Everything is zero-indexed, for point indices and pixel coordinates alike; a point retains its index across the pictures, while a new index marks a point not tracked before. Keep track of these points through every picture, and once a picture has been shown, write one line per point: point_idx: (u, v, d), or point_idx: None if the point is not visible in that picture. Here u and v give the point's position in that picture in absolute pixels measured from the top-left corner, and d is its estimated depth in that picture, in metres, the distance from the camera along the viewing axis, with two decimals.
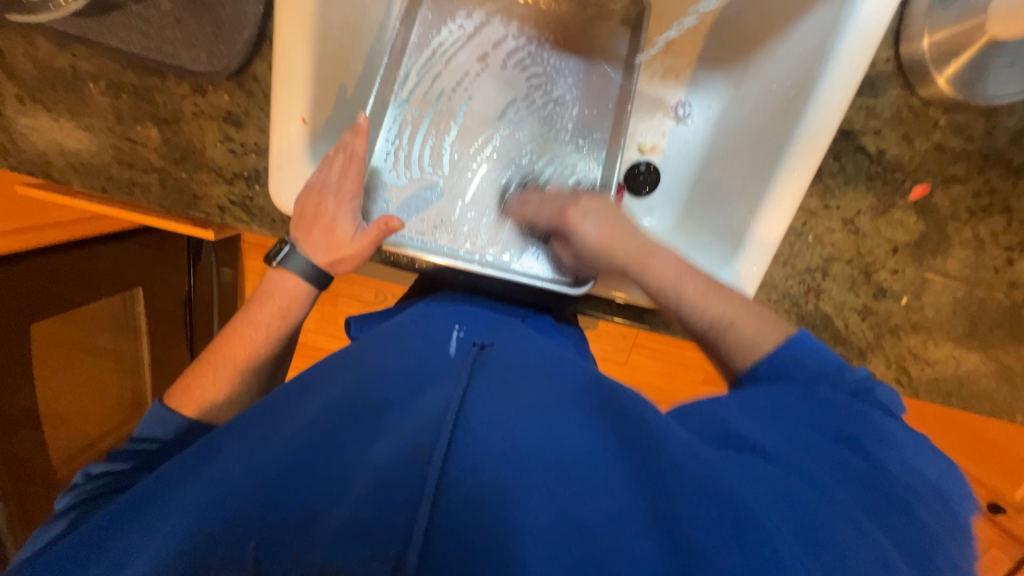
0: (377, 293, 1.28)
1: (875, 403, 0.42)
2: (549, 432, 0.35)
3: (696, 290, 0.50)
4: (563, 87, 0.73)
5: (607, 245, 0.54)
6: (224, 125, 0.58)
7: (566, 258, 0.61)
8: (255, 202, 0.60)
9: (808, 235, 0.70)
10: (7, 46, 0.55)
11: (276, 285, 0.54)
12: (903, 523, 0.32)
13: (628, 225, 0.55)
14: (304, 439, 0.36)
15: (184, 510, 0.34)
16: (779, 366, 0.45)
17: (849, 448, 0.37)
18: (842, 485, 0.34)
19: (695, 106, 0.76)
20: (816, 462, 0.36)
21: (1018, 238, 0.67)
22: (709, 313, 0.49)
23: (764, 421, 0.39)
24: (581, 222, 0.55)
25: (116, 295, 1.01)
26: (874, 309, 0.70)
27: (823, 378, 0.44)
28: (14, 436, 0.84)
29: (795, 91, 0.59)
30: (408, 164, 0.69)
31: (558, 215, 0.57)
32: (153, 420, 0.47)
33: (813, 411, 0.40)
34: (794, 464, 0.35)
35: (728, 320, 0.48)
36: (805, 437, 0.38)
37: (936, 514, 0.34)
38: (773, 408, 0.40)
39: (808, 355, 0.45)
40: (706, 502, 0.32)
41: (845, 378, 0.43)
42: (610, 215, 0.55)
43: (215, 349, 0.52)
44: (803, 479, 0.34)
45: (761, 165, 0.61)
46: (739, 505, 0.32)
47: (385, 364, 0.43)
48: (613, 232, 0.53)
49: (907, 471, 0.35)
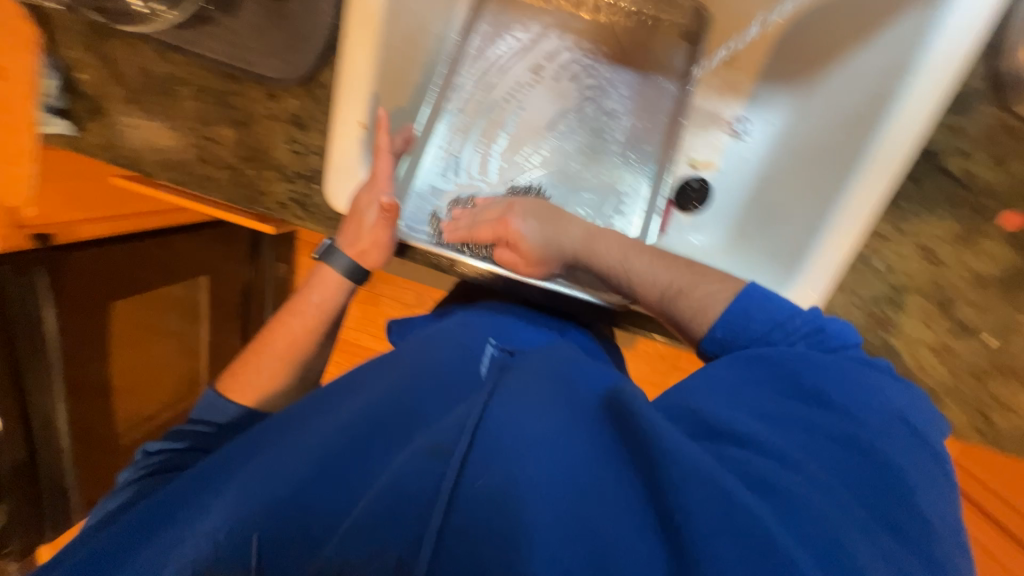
0: (417, 297, 1.32)
1: (823, 342, 0.44)
2: (555, 440, 0.35)
3: (642, 262, 0.52)
4: (617, 100, 0.73)
5: (552, 240, 0.56)
6: (291, 127, 0.62)
7: (520, 264, 0.58)
8: (313, 200, 0.63)
9: (877, 262, 0.64)
10: (117, 53, 0.63)
11: (317, 280, 0.57)
12: (874, 475, 0.34)
13: (564, 218, 0.58)
14: (334, 435, 0.38)
15: (226, 497, 0.36)
16: (730, 326, 0.46)
17: (816, 407, 0.38)
18: (817, 453, 0.35)
19: (755, 122, 0.72)
20: (782, 437, 0.37)
21: None
22: (658, 282, 0.51)
23: (725, 395, 0.40)
24: (521, 226, 0.57)
25: (184, 283, 1.10)
26: (952, 348, 0.63)
27: (774, 328, 0.45)
28: (88, 403, 0.92)
29: (869, 107, 0.55)
30: (458, 170, 0.71)
31: (496, 224, 0.58)
32: (205, 406, 0.50)
33: (784, 377, 0.41)
34: (772, 444, 0.36)
35: (675, 287, 0.49)
36: (774, 404, 0.39)
37: (915, 460, 0.36)
38: (735, 382, 0.41)
39: (758, 303, 0.46)
40: (699, 488, 0.31)
41: (796, 322, 0.45)
42: (544, 213, 0.58)
43: (260, 340, 0.55)
44: (775, 456, 0.35)
45: (826, 184, 0.57)
46: (723, 493, 0.31)
47: (420, 370, 0.44)
48: (555, 230, 0.56)
49: (881, 429, 0.37)
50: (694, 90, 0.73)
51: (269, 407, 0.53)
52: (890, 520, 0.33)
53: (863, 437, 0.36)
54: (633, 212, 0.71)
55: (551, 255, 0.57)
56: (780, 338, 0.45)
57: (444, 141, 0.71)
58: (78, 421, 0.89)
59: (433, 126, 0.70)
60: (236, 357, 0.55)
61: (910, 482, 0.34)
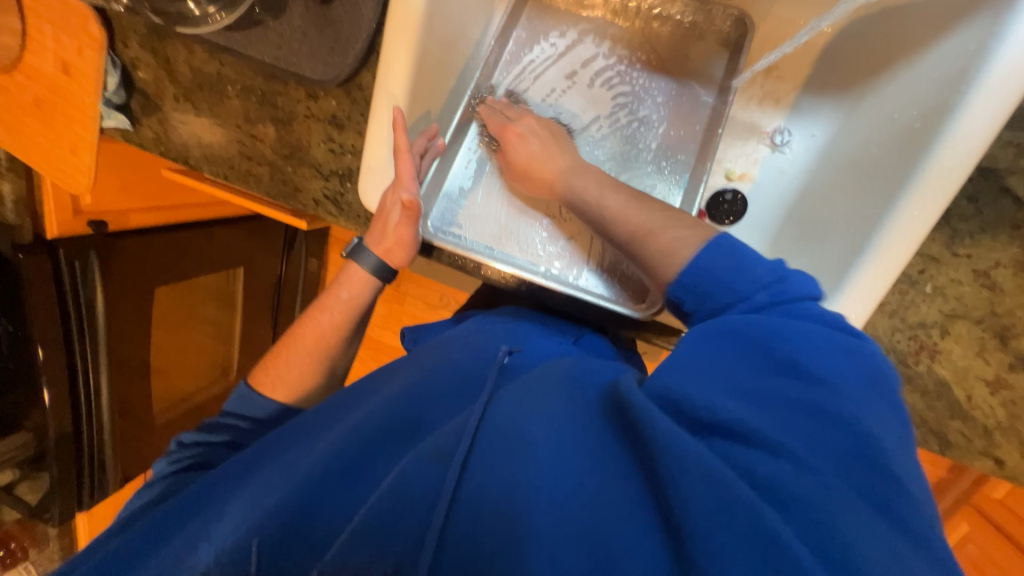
0: (441, 298, 1.34)
1: (779, 290, 0.39)
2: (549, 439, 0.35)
3: (617, 202, 0.53)
4: (651, 107, 0.72)
5: (541, 156, 0.63)
6: (329, 126, 0.64)
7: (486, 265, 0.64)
8: (345, 197, 0.65)
9: (925, 284, 0.60)
10: (173, 53, 0.66)
11: (346, 275, 0.59)
12: (872, 457, 0.29)
13: (563, 143, 0.65)
14: (347, 435, 0.39)
15: (247, 496, 0.38)
16: (697, 273, 0.42)
17: (794, 378, 0.33)
18: (796, 431, 0.31)
19: (796, 134, 0.70)
20: (758, 411, 0.32)
21: None
22: (630, 223, 0.51)
23: (694, 369, 0.35)
24: (519, 142, 0.65)
25: (222, 272, 1.16)
26: (1010, 382, 0.59)
27: (737, 274, 0.41)
28: (128, 383, 0.96)
29: (922, 122, 0.52)
30: (488, 173, 0.71)
31: (499, 126, 0.66)
32: (247, 404, 0.53)
33: (749, 349, 0.36)
34: (752, 427, 0.31)
35: (647, 228, 0.48)
36: (734, 377, 0.34)
37: (883, 417, 0.32)
38: (705, 355, 0.36)
39: (717, 258, 0.42)
40: (696, 479, 0.29)
41: (760, 271, 0.41)
42: (550, 131, 0.66)
43: (291, 335, 0.58)
44: (772, 448, 0.30)
45: (869, 202, 0.55)
46: (731, 490, 0.28)
47: (434, 373, 0.45)
48: (548, 147, 0.64)
49: (856, 388, 0.32)
50: (733, 99, 0.71)
51: (295, 396, 0.55)
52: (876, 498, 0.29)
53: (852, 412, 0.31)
54: None
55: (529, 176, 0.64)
56: (741, 286, 0.40)
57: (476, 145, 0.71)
58: (120, 400, 0.95)
59: (465, 129, 0.71)
60: (269, 349, 0.58)
61: (881, 444, 0.30)
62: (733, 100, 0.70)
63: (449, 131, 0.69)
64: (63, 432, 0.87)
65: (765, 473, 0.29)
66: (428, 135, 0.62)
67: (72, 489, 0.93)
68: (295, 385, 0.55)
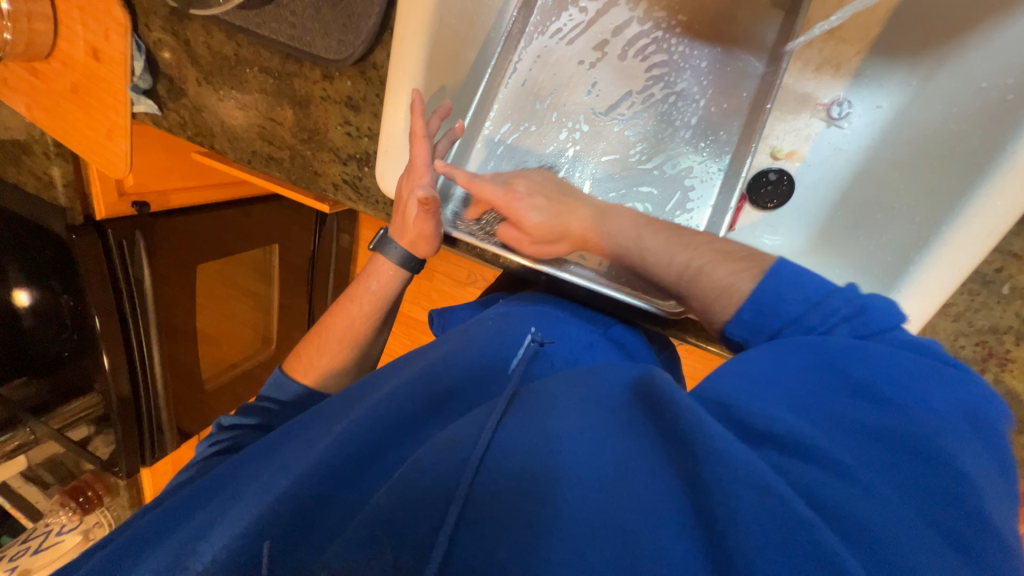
0: (469, 275, 1.33)
1: (860, 324, 0.35)
2: (582, 434, 0.33)
3: (656, 242, 0.48)
4: (689, 79, 0.66)
5: (560, 218, 0.53)
6: (345, 109, 0.62)
7: (523, 241, 0.55)
8: (363, 182, 0.64)
9: (1002, 285, 0.53)
10: (192, 36, 0.66)
11: (373, 268, 0.59)
12: (946, 486, 0.26)
13: (570, 198, 0.56)
14: (360, 419, 0.39)
15: (270, 472, 0.38)
16: (760, 311, 0.38)
17: (870, 404, 0.30)
18: (864, 457, 0.28)
19: (857, 105, 0.62)
20: (820, 431, 0.29)
21: None
22: (675, 262, 0.46)
23: (764, 379, 0.33)
24: (526, 204, 0.54)
25: (259, 248, 1.20)
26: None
27: (809, 311, 0.37)
28: (181, 348, 1.03)
29: (1017, 93, 0.46)
30: (511, 161, 0.68)
31: (502, 195, 0.54)
32: (278, 387, 0.56)
33: (815, 367, 0.32)
34: (819, 446, 0.28)
35: (696, 267, 0.44)
36: (803, 396, 0.31)
37: (970, 447, 0.28)
38: (758, 368, 0.33)
39: (784, 290, 0.38)
40: (748, 488, 0.26)
41: (833, 302, 0.36)
42: (553, 192, 0.56)
43: (323, 325, 0.60)
44: (830, 464, 0.27)
45: (951, 183, 0.48)
46: (776, 499, 0.26)
47: (452, 358, 0.45)
48: (561, 210, 0.54)
49: (932, 410, 0.29)
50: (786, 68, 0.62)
51: (320, 383, 0.57)
52: (953, 535, 0.25)
53: (929, 438, 0.28)
54: (700, 207, 0.66)
55: (558, 236, 0.54)
56: (813, 322, 0.36)
57: (496, 129, 0.68)
58: (174, 366, 1.02)
59: (486, 110, 0.68)
60: (302, 340, 0.60)
61: (960, 478, 0.26)
62: (785, 70, 0.62)
63: (468, 117, 0.66)
64: (122, 396, 0.93)
65: (820, 491, 0.27)
66: (440, 113, 0.56)
67: (133, 446, 1.00)
68: (319, 371, 0.57)
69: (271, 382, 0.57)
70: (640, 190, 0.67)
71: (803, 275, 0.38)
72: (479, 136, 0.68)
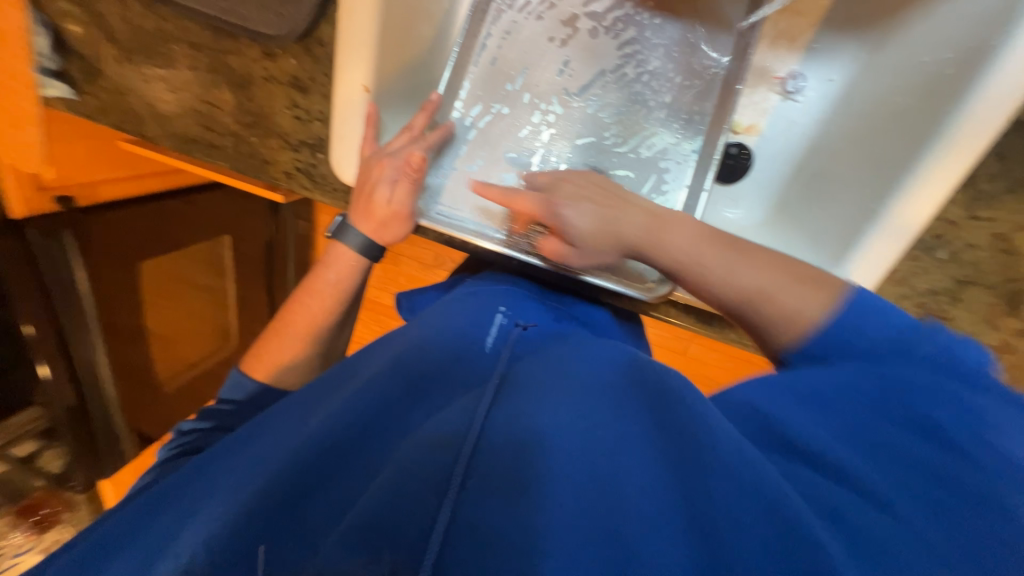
0: (437, 257, 1.31)
1: (954, 368, 0.33)
2: (579, 422, 0.34)
3: (634, 223, 0.49)
4: (659, 58, 0.65)
5: (609, 225, 0.50)
6: (292, 89, 0.58)
7: (572, 254, 0.54)
8: (318, 169, 0.60)
9: (939, 250, 0.57)
10: (106, 8, 0.58)
11: (334, 257, 0.57)
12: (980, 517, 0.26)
13: (619, 200, 0.52)
14: (331, 411, 0.38)
15: (236, 467, 0.37)
16: (834, 340, 0.38)
17: (914, 432, 0.30)
18: (892, 480, 0.28)
19: (810, 79, 0.63)
20: (854, 451, 0.30)
21: None
22: (740, 286, 0.44)
23: (804, 398, 0.34)
24: (569, 210, 0.52)
25: (211, 241, 1.13)
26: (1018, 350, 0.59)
27: (894, 350, 0.35)
28: (128, 350, 0.97)
29: (957, 68, 0.48)
30: (484, 146, 0.66)
31: (541, 203, 0.54)
32: (233, 384, 0.53)
33: (863, 393, 0.33)
34: (843, 461, 0.30)
35: (763, 291, 0.42)
36: (844, 420, 0.32)
37: None
38: (809, 393, 0.35)
39: (867, 318, 0.37)
40: (743, 504, 0.28)
41: (924, 345, 0.34)
42: (599, 194, 0.52)
43: (281, 321, 0.57)
44: (850, 478, 0.29)
45: (896, 155, 0.51)
46: (774, 510, 0.27)
47: (428, 342, 0.45)
48: (610, 216, 0.51)
49: (1017, 463, 0.28)
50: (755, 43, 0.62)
51: (280, 382, 0.54)
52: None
53: (992, 485, 0.27)
54: (676, 188, 0.65)
55: (606, 244, 0.51)
56: (892, 358, 0.35)
57: (466, 112, 0.66)
58: (122, 368, 0.95)
59: (456, 89, 0.65)
60: (261, 335, 0.57)
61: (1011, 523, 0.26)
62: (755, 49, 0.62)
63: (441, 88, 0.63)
64: (68, 401, 0.89)
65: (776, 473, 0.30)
66: (427, 110, 0.60)
67: (87, 448, 0.98)
68: (277, 372, 0.54)
69: (226, 381, 0.54)
70: (616, 174, 0.66)
71: (881, 305, 0.38)
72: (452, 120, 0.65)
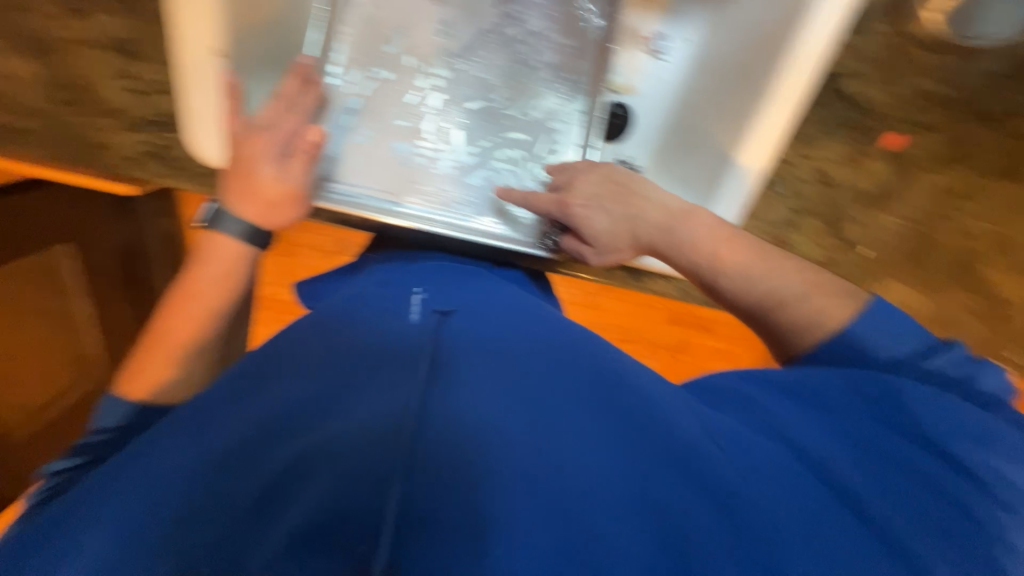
0: (339, 242, 1.21)
1: (964, 389, 0.39)
2: (551, 417, 0.32)
3: (575, 210, 0.54)
4: (536, 18, 0.67)
5: (623, 223, 0.53)
6: (116, 57, 0.55)
7: (587, 253, 0.55)
8: (172, 151, 0.60)
9: (779, 186, 0.67)
10: None
11: (209, 250, 0.50)
12: (917, 501, 0.33)
13: (637, 195, 0.53)
14: (228, 436, 0.31)
15: (116, 502, 0.30)
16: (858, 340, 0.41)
17: (903, 434, 0.36)
18: (863, 471, 0.34)
19: (672, 39, 0.69)
20: (839, 451, 0.35)
21: (998, 198, 0.64)
22: (754, 292, 0.47)
23: (813, 399, 0.39)
24: (587, 211, 0.54)
25: (54, 249, 0.92)
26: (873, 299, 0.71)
27: (905, 360, 0.40)
28: None
29: (780, 29, 0.55)
30: (372, 114, 0.63)
31: (556, 205, 0.54)
32: (102, 412, 0.45)
33: (864, 395, 0.38)
34: (818, 455, 0.35)
35: (783, 299, 0.46)
36: (841, 424, 0.37)
37: (960, 485, 0.34)
38: (825, 390, 0.39)
39: (889, 327, 0.41)
40: (705, 504, 0.32)
41: (936, 356, 0.40)
42: (612, 191, 0.54)
43: (155, 331, 0.49)
44: (817, 469, 0.35)
45: (740, 109, 0.59)
46: (746, 525, 0.32)
47: (340, 335, 0.37)
48: (624, 214, 0.53)
49: (964, 468, 0.35)
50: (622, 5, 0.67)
51: (166, 400, 0.47)
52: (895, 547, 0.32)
53: (940, 477, 0.34)
54: (565, 146, 0.66)
55: (621, 241, 0.54)
56: (907, 358, 0.40)
57: (343, 78, 0.63)
58: None
59: (327, 54, 0.62)
60: (131, 351, 0.49)
61: (945, 506, 0.33)
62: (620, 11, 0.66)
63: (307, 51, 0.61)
64: None
65: (705, 453, 0.34)
66: (299, 74, 0.56)
67: None
68: (159, 389, 0.47)
69: (94, 413, 0.45)
70: (509, 136, 0.66)
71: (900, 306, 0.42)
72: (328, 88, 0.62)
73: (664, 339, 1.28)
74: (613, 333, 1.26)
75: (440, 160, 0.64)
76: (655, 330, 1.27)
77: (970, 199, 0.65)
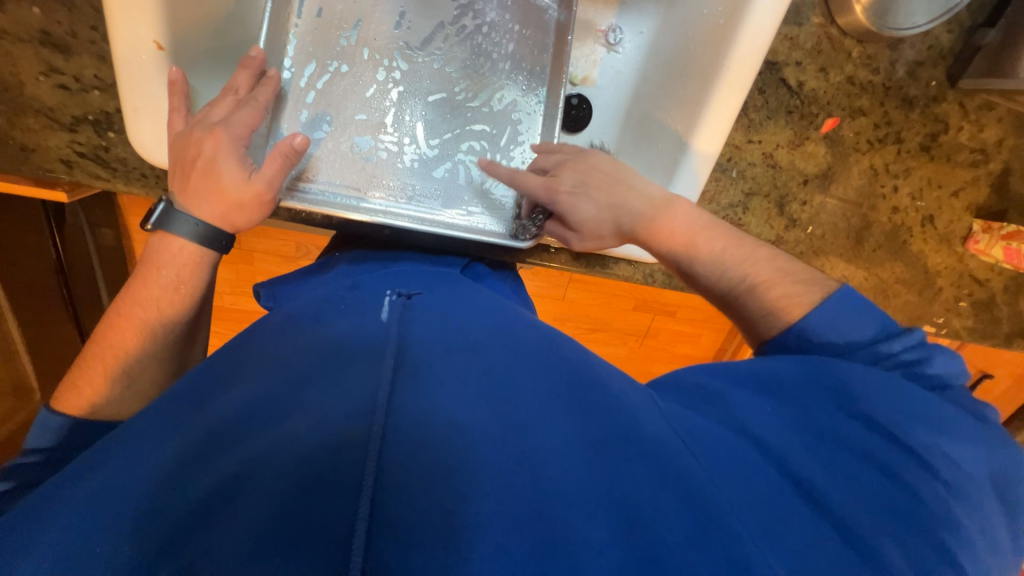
0: (300, 247, 1.16)
1: (912, 373, 0.40)
2: (517, 409, 0.33)
3: (561, 192, 0.55)
4: (495, 11, 0.67)
5: (609, 210, 0.54)
6: (47, 52, 0.54)
7: (572, 238, 0.57)
8: (111, 152, 0.57)
9: (732, 170, 0.70)
10: None
11: (161, 253, 0.48)
12: (866, 485, 0.34)
13: (623, 182, 0.55)
14: (194, 441, 0.30)
15: (43, 524, 0.27)
16: (832, 322, 0.43)
17: (850, 422, 0.37)
18: (817, 457, 0.35)
19: (626, 32, 0.72)
20: (793, 440, 0.36)
21: (924, 176, 0.70)
22: (725, 277, 0.51)
23: (769, 389, 0.40)
24: (575, 197, 0.55)
25: None
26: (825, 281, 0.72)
27: (861, 349, 0.42)
28: None
29: (725, 18, 0.58)
30: (333, 110, 0.62)
31: (546, 190, 0.55)
32: (31, 429, 0.41)
33: (812, 383, 0.39)
34: (772, 441, 0.36)
35: (750, 284, 0.49)
36: (794, 414, 0.38)
37: (906, 465, 0.35)
38: (780, 380, 0.40)
39: (848, 313, 0.43)
40: (672, 496, 0.31)
41: (891, 343, 0.42)
42: (600, 179, 0.55)
43: (102, 341, 0.47)
44: (776, 457, 0.35)
45: (692, 94, 0.61)
46: (710, 517, 0.30)
47: (316, 338, 0.38)
48: (609, 202, 0.54)
49: (911, 450, 0.35)
50: None
51: (113, 413, 0.45)
52: (847, 531, 0.32)
53: (884, 459, 0.35)
54: (531, 140, 0.67)
55: (606, 226, 0.55)
56: (865, 341, 0.42)
57: (299, 71, 0.62)
58: None
59: (282, 49, 0.61)
60: (75, 361, 0.46)
61: (888, 487, 0.34)
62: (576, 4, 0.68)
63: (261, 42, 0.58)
64: None
65: (666, 444, 0.34)
66: (249, 66, 0.54)
67: None
68: (114, 399, 0.45)
69: None
70: (473, 129, 0.66)
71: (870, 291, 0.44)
72: (285, 84, 0.61)
73: (633, 327, 1.32)
74: (583, 323, 1.30)
75: (403, 154, 0.63)
76: (624, 319, 1.31)
77: (899, 177, 0.70)
